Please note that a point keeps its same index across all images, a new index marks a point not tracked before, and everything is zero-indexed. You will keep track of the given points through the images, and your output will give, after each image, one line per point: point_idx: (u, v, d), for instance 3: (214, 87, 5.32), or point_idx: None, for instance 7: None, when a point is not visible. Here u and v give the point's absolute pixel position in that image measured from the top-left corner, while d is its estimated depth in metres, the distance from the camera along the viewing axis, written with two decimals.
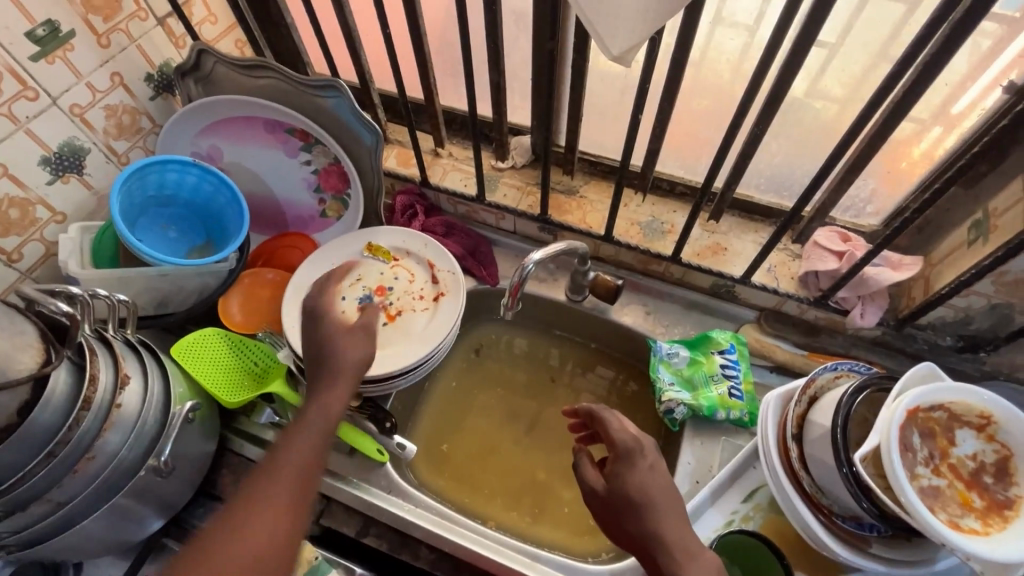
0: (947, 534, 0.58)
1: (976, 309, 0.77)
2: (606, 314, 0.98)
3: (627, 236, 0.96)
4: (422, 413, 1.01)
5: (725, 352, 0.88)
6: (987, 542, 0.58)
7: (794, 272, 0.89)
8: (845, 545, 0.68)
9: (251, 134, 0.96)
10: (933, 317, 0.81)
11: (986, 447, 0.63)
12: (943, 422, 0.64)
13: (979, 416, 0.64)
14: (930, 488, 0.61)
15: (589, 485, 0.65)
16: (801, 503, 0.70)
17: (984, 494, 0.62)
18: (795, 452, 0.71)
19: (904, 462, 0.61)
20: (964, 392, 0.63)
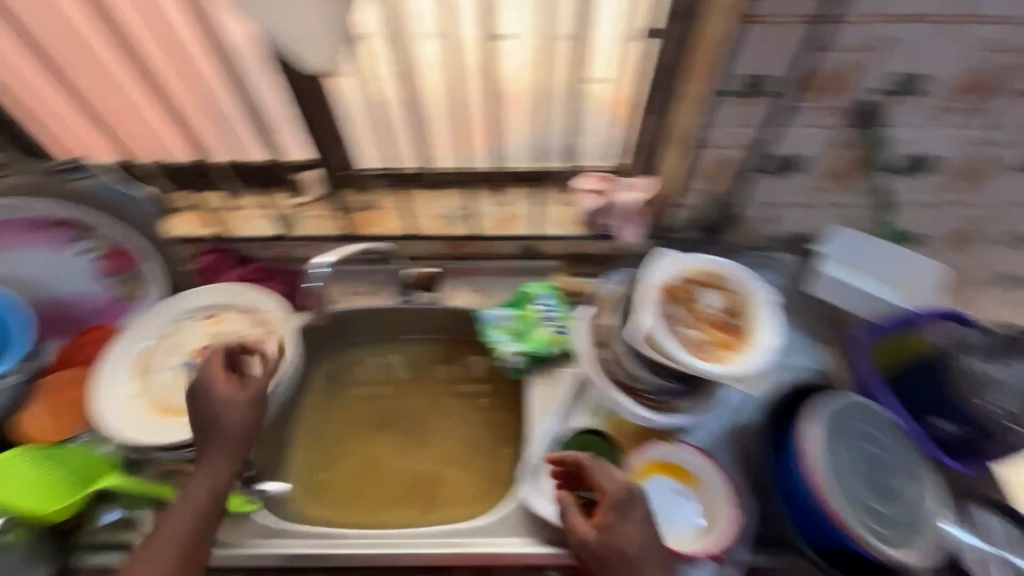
0: (708, 367, 0.73)
1: (700, 202, 0.97)
2: (438, 303, 1.05)
3: (433, 229, 1.05)
4: (295, 451, 1.00)
5: (540, 299, 0.99)
6: (739, 363, 0.74)
7: (575, 218, 1.04)
8: (663, 412, 0.81)
9: (6, 241, 0.88)
10: (678, 218, 1.00)
11: (722, 296, 0.81)
12: (687, 290, 0.81)
13: (708, 278, 0.82)
14: (693, 340, 0.77)
15: (580, 537, 0.69)
16: (619, 394, 0.82)
17: (732, 331, 0.78)
18: (603, 355, 0.84)
19: (668, 328, 0.77)
20: (689, 261, 0.82)
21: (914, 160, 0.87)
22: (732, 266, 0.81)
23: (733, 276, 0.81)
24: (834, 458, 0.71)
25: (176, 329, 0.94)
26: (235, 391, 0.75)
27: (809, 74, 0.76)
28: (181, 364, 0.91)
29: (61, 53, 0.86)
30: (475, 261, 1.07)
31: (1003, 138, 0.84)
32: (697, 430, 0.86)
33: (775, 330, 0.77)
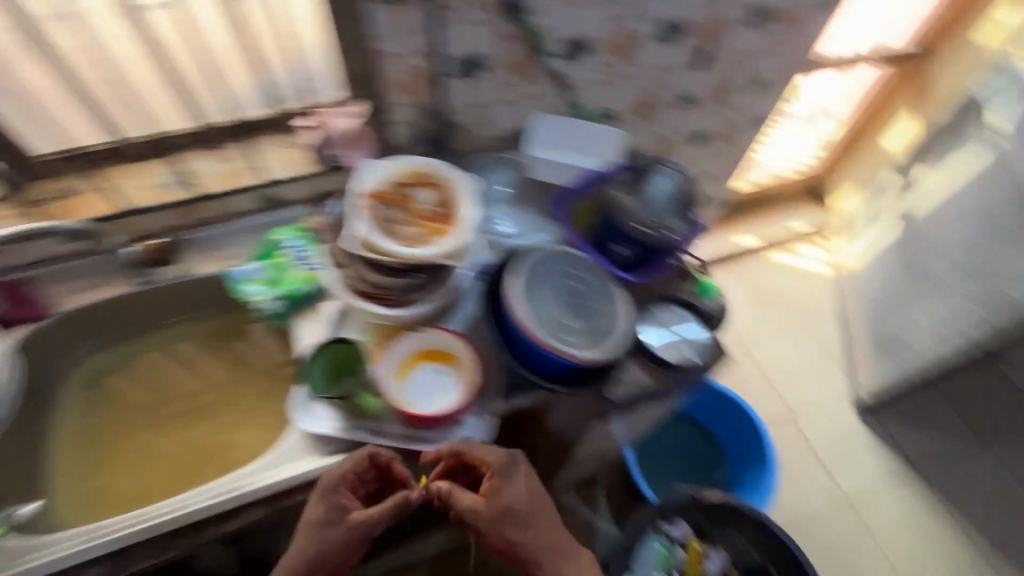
0: (420, 253, 0.81)
1: (413, 115, 1.03)
2: (184, 275, 1.02)
3: (157, 202, 1.00)
4: (56, 458, 0.99)
5: (288, 244, 1.00)
6: (448, 243, 0.83)
7: (308, 158, 1.06)
8: (405, 307, 0.88)
9: None
10: (401, 135, 1.06)
11: (433, 191, 0.89)
12: (402, 193, 0.87)
13: (420, 179, 0.89)
14: (407, 234, 0.84)
15: (510, 541, 0.86)
16: (364, 302, 0.87)
17: (446, 220, 0.87)
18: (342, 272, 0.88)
19: (385, 231, 0.83)
20: (395, 166, 0.88)
21: (573, 43, 1.01)
22: (437, 164, 0.89)
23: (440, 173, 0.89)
24: (534, 298, 0.82)
25: None
26: (355, 520, 0.83)
27: None
28: None
29: None
30: (217, 225, 1.05)
31: (631, 16, 1.01)
32: (456, 318, 0.92)
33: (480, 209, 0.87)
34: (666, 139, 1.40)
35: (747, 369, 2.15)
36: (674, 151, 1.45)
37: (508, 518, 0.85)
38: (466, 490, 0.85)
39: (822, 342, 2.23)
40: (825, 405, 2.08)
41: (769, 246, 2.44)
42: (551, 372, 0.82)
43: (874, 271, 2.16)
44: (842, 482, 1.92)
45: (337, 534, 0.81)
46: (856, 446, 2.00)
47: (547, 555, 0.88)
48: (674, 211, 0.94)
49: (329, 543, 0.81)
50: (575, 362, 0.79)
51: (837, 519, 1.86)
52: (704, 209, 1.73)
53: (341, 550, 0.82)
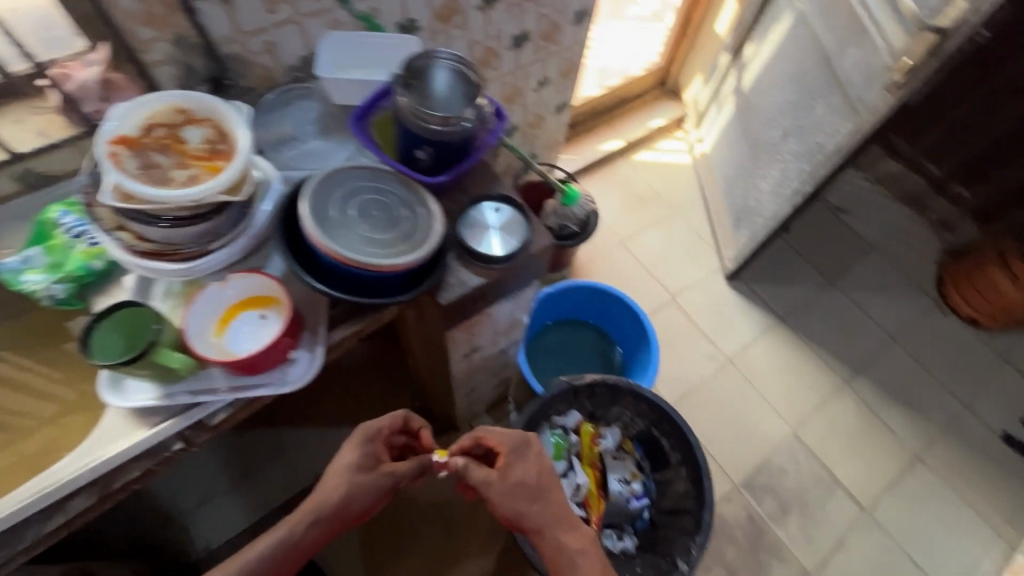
0: (190, 193, 0.74)
1: (173, 53, 0.92)
2: None
3: None
4: None
5: (61, 221, 0.89)
6: (221, 177, 0.77)
7: (63, 121, 0.93)
8: (202, 259, 0.82)
9: None
10: (170, 79, 0.95)
11: (202, 127, 0.81)
12: (163, 135, 0.79)
13: (181, 116, 0.81)
14: (178, 178, 0.77)
15: (485, 478, 0.94)
16: (155, 263, 0.81)
17: (221, 155, 0.80)
18: (120, 236, 0.80)
19: (148, 179, 0.76)
20: (150, 105, 0.79)
21: None
22: (195, 95, 0.81)
23: (202, 104, 0.81)
24: (321, 216, 0.78)
25: None
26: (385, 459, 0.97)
27: None
28: None
29: None
30: None
31: None
32: (272, 260, 0.87)
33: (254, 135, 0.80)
34: (484, 48, 1.37)
35: (629, 265, 2.27)
36: (497, 59, 1.43)
37: (517, 497, 0.91)
38: (480, 467, 0.96)
39: (690, 227, 2.39)
40: (700, 281, 2.26)
41: (632, 146, 2.54)
42: (359, 285, 0.80)
43: (724, 150, 2.32)
44: (722, 344, 2.13)
45: (365, 477, 0.92)
46: (731, 310, 2.21)
47: (516, 496, 0.91)
48: (463, 100, 0.86)
49: (364, 488, 0.91)
50: (378, 268, 0.77)
51: (724, 377, 2.08)
52: (547, 115, 1.76)
53: (365, 498, 0.91)
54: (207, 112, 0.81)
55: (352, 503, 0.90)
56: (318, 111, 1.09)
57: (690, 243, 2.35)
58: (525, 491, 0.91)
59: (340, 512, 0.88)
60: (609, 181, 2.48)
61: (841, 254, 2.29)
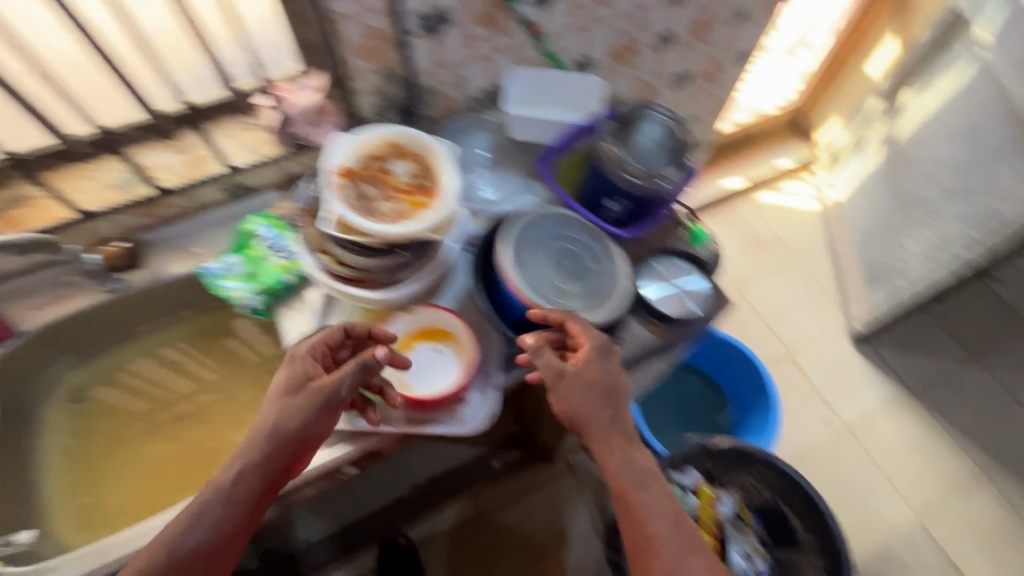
0: (402, 229, 0.76)
1: (380, 83, 0.96)
2: (156, 277, 0.94)
3: (111, 202, 0.93)
4: (51, 473, 0.92)
5: (263, 234, 0.94)
6: (430, 215, 0.78)
7: (270, 138, 0.99)
8: (393, 290, 0.84)
9: None
10: (370, 106, 0.99)
11: (409, 161, 0.83)
12: (376, 167, 0.82)
13: (392, 149, 0.83)
14: (389, 211, 0.80)
15: (556, 369, 0.74)
16: (351, 287, 0.83)
17: (426, 190, 0.82)
18: (324, 259, 0.83)
19: (363, 210, 0.78)
20: (366, 137, 0.82)
21: None
22: (407, 130, 0.83)
23: (412, 139, 0.83)
24: (522, 258, 0.79)
25: None
26: (319, 373, 0.75)
27: None
28: None
29: None
30: (181, 222, 0.98)
31: None
32: (451, 294, 0.88)
33: (460, 174, 0.81)
34: (646, 85, 1.34)
35: (742, 312, 2.15)
36: (655, 96, 1.39)
37: (593, 413, 0.75)
38: (553, 352, 0.75)
39: (814, 278, 2.23)
40: (822, 339, 2.09)
41: (755, 185, 2.40)
42: (536, 329, 0.81)
43: (863, 201, 2.14)
44: (842, 410, 1.96)
45: (291, 397, 0.73)
46: (854, 375, 2.03)
47: (591, 391, 0.74)
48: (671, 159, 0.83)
49: (294, 416, 0.73)
50: (556, 322, 0.76)
51: (843, 448, 1.90)
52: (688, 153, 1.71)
53: (304, 424, 0.73)
54: (416, 147, 0.83)
55: (283, 441, 0.72)
56: (490, 142, 1.10)
57: (812, 296, 2.18)
58: (586, 377, 0.74)
59: (269, 446, 0.72)
60: (727, 220, 2.36)
61: (992, 330, 2.04)
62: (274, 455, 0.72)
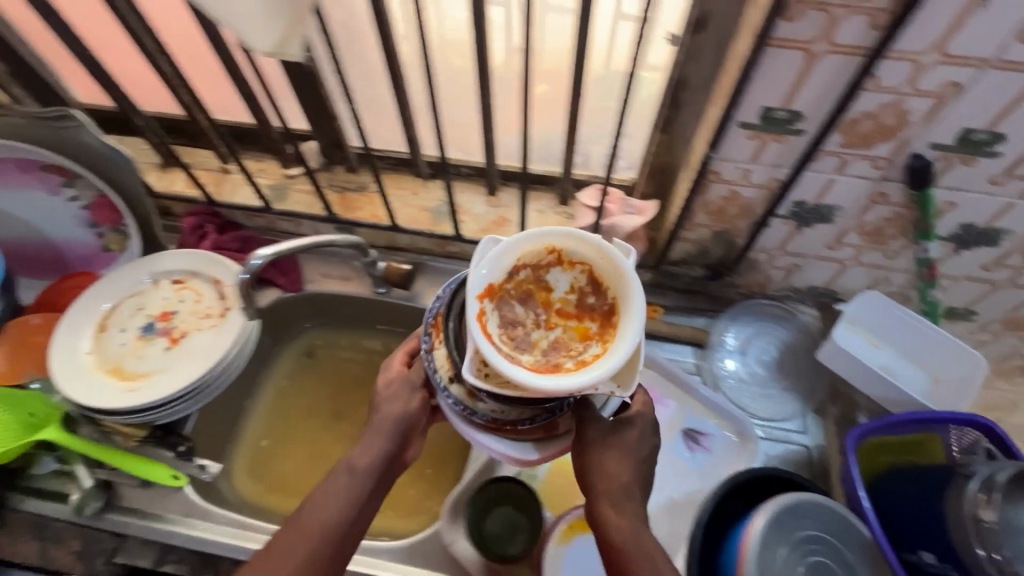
0: (578, 382, 0.52)
1: (706, 240, 0.86)
2: (412, 301, 1.00)
3: (417, 223, 1.00)
4: (256, 409, 1.02)
5: None
6: (609, 361, 0.54)
7: None
8: (539, 442, 0.64)
9: (5, 175, 0.93)
10: (681, 253, 0.90)
11: (574, 272, 0.58)
12: (528, 280, 0.58)
13: (548, 254, 0.58)
14: (548, 346, 0.56)
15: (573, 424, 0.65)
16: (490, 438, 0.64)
17: (592, 316, 0.57)
18: (455, 394, 0.62)
19: (513, 350, 0.55)
20: (521, 240, 0.57)
21: (971, 233, 0.73)
22: (572, 230, 0.57)
23: (578, 242, 0.57)
24: (766, 550, 0.63)
25: (142, 292, 0.92)
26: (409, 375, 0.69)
27: (846, 120, 0.62)
28: (140, 327, 0.89)
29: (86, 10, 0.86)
30: (458, 263, 1.02)
31: None
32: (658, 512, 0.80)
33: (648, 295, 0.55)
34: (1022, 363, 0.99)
35: None
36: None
37: (593, 479, 0.63)
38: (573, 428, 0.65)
39: None
40: None
41: None
42: None
43: None
44: None
45: (401, 394, 0.67)
46: None
47: (603, 442, 0.63)
48: None
49: (406, 408, 0.67)
50: None
51: None
52: None
53: (416, 417, 0.67)
54: (584, 253, 0.57)
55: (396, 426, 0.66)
56: (778, 340, 0.94)
57: None
58: (607, 441, 0.64)
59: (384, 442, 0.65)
60: None
61: None
62: (388, 446, 0.65)
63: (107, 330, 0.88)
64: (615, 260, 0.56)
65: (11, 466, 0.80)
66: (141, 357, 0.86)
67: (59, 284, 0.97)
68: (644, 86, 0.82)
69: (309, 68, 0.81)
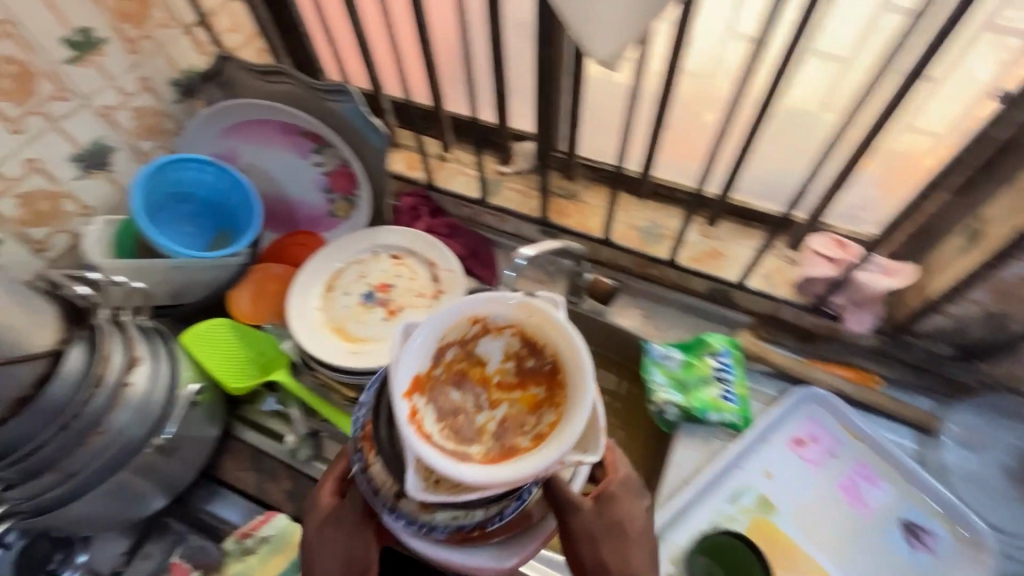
0: (530, 466, 0.54)
1: (971, 317, 0.78)
2: (604, 317, 0.98)
3: (625, 240, 0.98)
4: None
5: (718, 355, 0.89)
6: (563, 425, 0.56)
7: (790, 279, 0.91)
8: (515, 543, 0.65)
9: (267, 135, 1.03)
10: (930, 325, 0.82)
11: (503, 339, 0.61)
12: (460, 360, 0.61)
13: (473, 326, 0.61)
14: (497, 426, 0.59)
15: (587, 518, 0.63)
16: (452, 547, 0.63)
17: (535, 382, 0.60)
18: (406, 512, 0.61)
19: (458, 443, 0.57)
20: (444, 317, 0.59)
21: None
22: (492, 301, 0.60)
23: (502, 312, 0.60)
24: None
25: (363, 260, 0.97)
26: (337, 506, 0.67)
27: None
28: (360, 294, 0.95)
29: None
30: (656, 287, 0.99)
31: None
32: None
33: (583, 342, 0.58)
34: None
35: None
36: None
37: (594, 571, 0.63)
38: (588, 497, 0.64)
39: None
40: None
41: None
42: None
43: None
44: None
45: (336, 534, 0.65)
46: None
47: (599, 535, 0.63)
48: None
49: (340, 550, 0.65)
50: None
51: None
52: None
53: (359, 557, 0.66)
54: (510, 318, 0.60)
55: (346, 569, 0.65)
56: None
57: None
58: (602, 532, 0.63)
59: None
60: None
61: None
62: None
63: (333, 291, 0.95)
64: (543, 325, 0.59)
65: (239, 398, 0.89)
66: (361, 322, 0.92)
67: (286, 239, 1.06)
68: (931, 137, 0.73)
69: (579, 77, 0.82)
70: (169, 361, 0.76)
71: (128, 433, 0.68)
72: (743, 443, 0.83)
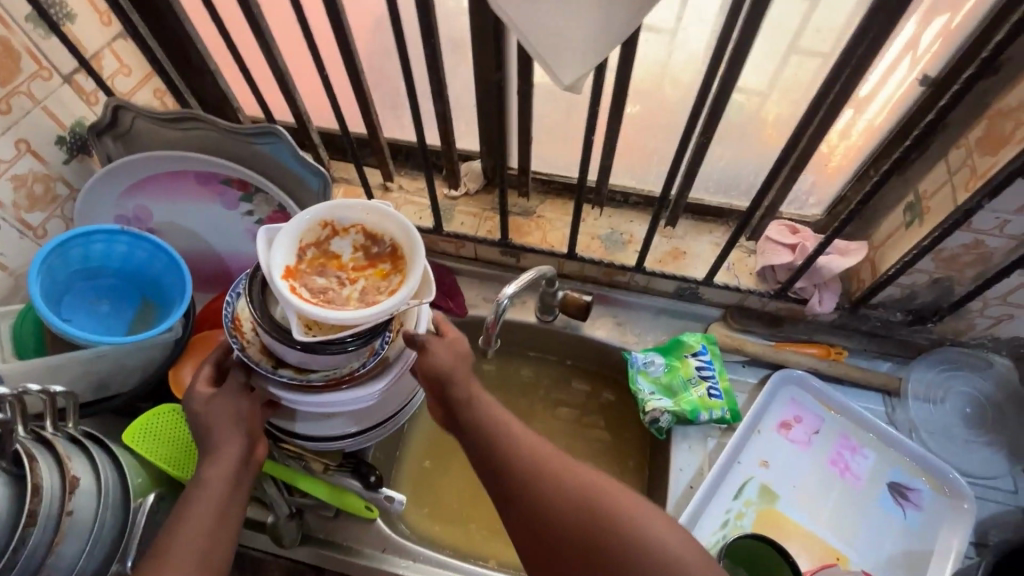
0: (389, 305, 0.61)
1: (920, 285, 0.83)
2: (578, 331, 0.97)
3: (590, 251, 0.97)
4: (412, 433, 0.98)
5: (698, 354, 0.89)
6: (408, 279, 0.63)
7: (751, 267, 0.93)
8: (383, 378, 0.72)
9: (182, 189, 0.91)
10: (882, 296, 0.87)
11: (350, 236, 0.67)
12: (316, 255, 0.65)
13: (324, 229, 0.66)
14: (358, 291, 0.64)
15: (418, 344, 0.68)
16: (331, 395, 0.70)
17: (384, 259, 0.66)
18: (285, 374, 0.68)
19: (331, 304, 0.62)
20: (295, 223, 0.64)
21: None
22: (335, 202, 0.65)
23: (347, 211, 0.66)
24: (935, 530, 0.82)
25: None
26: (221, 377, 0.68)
27: None
28: None
29: (284, 20, 0.84)
30: (624, 293, 0.99)
31: None
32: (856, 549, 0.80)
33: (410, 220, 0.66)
34: None
35: None
36: None
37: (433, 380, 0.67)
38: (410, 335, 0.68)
39: None
40: None
41: None
42: None
43: None
44: None
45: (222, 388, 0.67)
46: None
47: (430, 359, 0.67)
48: None
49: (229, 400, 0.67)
50: None
51: None
52: None
53: (247, 401, 0.67)
54: (353, 215, 0.66)
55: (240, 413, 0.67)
56: (978, 393, 0.88)
57: None
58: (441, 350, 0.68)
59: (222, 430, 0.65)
60: None
61: None
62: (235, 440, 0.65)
63: None
64: (381, 212, 0.66)
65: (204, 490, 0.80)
66: None
67: (217, 299, 0.95)
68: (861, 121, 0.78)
69: (528, 92, 0.78)
70: (115, 470, 0.67)
71: (81, 566, 0.60)
72: (738, 436, 0.86)
